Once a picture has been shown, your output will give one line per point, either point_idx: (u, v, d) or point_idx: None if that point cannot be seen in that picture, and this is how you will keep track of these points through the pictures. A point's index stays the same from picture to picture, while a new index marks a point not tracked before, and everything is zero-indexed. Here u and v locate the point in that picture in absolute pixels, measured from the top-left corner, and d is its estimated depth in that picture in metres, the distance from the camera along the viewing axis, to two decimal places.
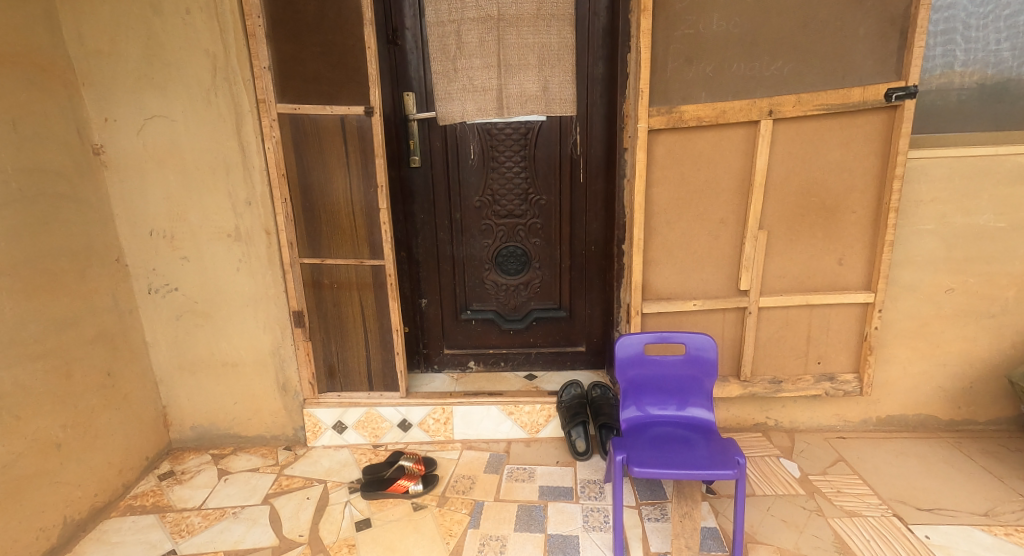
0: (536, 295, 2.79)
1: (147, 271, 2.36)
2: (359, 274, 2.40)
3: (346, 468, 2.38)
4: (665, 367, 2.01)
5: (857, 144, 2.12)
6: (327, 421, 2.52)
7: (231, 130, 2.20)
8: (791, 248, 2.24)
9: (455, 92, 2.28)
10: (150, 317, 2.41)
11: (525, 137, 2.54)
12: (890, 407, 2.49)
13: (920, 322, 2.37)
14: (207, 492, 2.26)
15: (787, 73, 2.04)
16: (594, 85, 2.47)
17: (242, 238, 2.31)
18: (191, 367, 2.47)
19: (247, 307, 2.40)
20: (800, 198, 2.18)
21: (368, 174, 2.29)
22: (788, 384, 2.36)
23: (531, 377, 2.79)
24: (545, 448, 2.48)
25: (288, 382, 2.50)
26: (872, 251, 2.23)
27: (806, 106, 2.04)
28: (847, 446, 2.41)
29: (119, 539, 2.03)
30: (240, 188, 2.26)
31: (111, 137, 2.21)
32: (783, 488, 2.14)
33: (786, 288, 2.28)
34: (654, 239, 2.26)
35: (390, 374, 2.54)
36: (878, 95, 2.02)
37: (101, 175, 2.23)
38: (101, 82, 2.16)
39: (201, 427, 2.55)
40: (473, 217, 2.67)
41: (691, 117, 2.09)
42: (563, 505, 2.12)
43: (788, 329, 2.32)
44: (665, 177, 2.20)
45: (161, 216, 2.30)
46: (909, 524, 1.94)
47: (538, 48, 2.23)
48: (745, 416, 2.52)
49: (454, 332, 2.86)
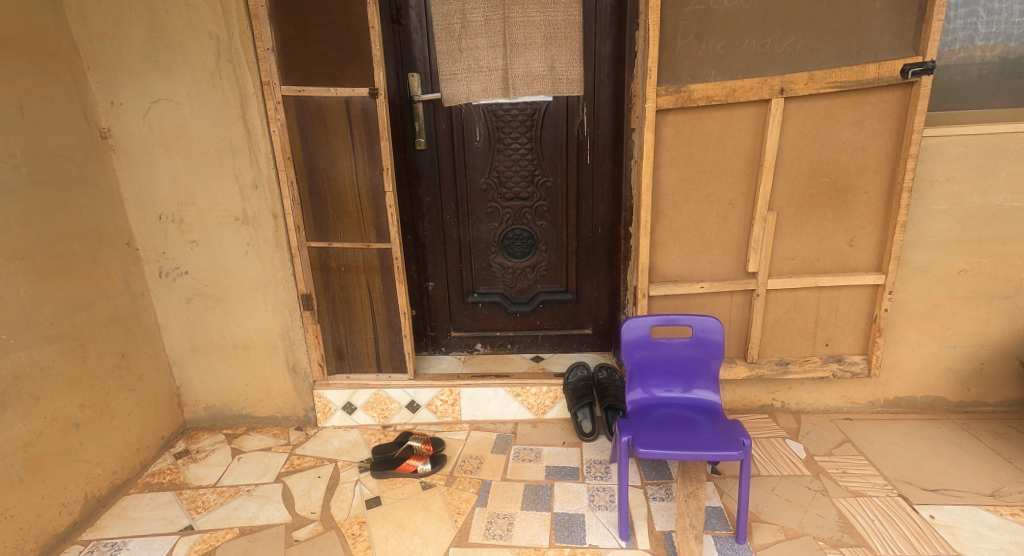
0: (543, 278, 2.79)
1: (157, 255, 2.38)
2: (366, 257, 2.41)
3: (356, 448, 2.43)
4: (671, 350, 2.01)
5: (871, 123, 2.07)
6: (337, 403, 2.57)
7: (236, 112, 2.19)
8: (801, 229, 2.21)
9: (460, 72, 2.26)
10: (161, 300, 2.44)
11: (531, 118, 2.51)
12: (898, 389, 2.48)
13: (931, 304, 2.34)
14: (221, 470, 2.32)
15: (800, 50, 1.99)
16: (601, 64, 2.42)
17: (250, 222, 2.33)
18: (203, 349, 2.51)
19: (256, 291, 2.43)
20: (811, 177, 2.15)
21: (373, 157, 2.29)
22: (795, 365, 2.36)
23: (537, 359, 2.81)
24: (551, 429, 2.52)
25: (297, 364, 2.53)
26: (883, 232, 2.19)
27: (819, 84, 1.99)
28: (853, 427, 2.41)
29: (138, 514, 2.09)
30: (246, 171, 2.26)
31: (118, 121, 2.21)
32: (788, 469, 2.15)
33: (794, 270, 2.26)
34: (661, 221, 2.24)
35: (398, 356, 2.57)
36: (894, 71, 1.96)
37: (109, 160, 2.24)
38: (107, 65, 2.15)
39: (214, 407, 2.61)
40: (479, 199, 2.66)
41: (700, 96, 2.05)
42: (570, 484, 2.15)
43: (796, 311, 2.31)
44: (672, 158, 2.17)
45: (169, 200, 2.31)
46: (914, 504, 1.95)
47: (544, 27, 2.21)
48: (751, 398, 2.52)
49: (460, 315, 2.87)
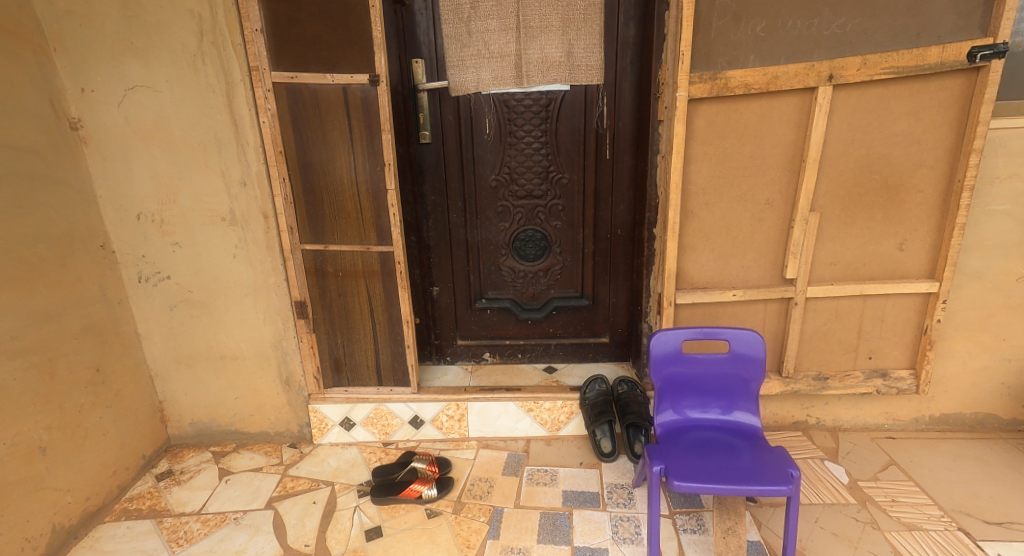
0: (556, 283, 2.58)
1: (136, 258, 2.17)
2: (366, 261, 2.20)
3: (355, 468, 2.23)
4: (707, 366, 1.81)
5: (929, 114, 1.85)
6: (334, 418, 2.37)
7: (222, 101, 1.98)
8: (846, 232, 2.00)
9: (469, 58, 2.06)
10: (141, 308, 2.23)
11: (546, 109, 2.30)
12: (945, 405, 2.27)
13: (985, 313, 2.13)
14: (207, 494, 2.12)
15: (851, 32, 1.77)
16: (624, 49, 2.20)
17: (238, 222, 2.12)
18: (188, 361, 2.30)
19: (246, 297, 2.22)
20: (859, 174, 1.94)
21: (374, 151, 2.08)
22: (834, 381, 2.15)
23: (550, 370, 2.61)
24: (566, 448, 2.32)
25: (291, 376, 2.33)
26: (937, 235, 1.98)
27: (873, 70, 1.78)
28: (897, 447, 2.21)
29: (113, 547, 1.89)
30: (233, 166, 2.05)
31: (90, 111, 2.00)
32: (832, 496, 1.95)
33: (837, 276, 2.05)
34: (690, 223, 2.03)
35: (400, 369, 2.36)
36: (960, 54, 1.75)
37: (80, 154, 2.03)
38: (76, 47, 1.93)
39: (200, 423, 2.40)
40: (489, 198, 2.45)
41: (738, 83, 1.84)
42: (590, 513, 1.95)
43: (837, 321, 2.10)
44: (704, 153, 1.96)
45: (148, 198, 2.09)
46: (977, 541, 1.75)
47: (561, 7, 2.01)
48: (783, 414, 2.32)
49: (467, 322, 2.66)
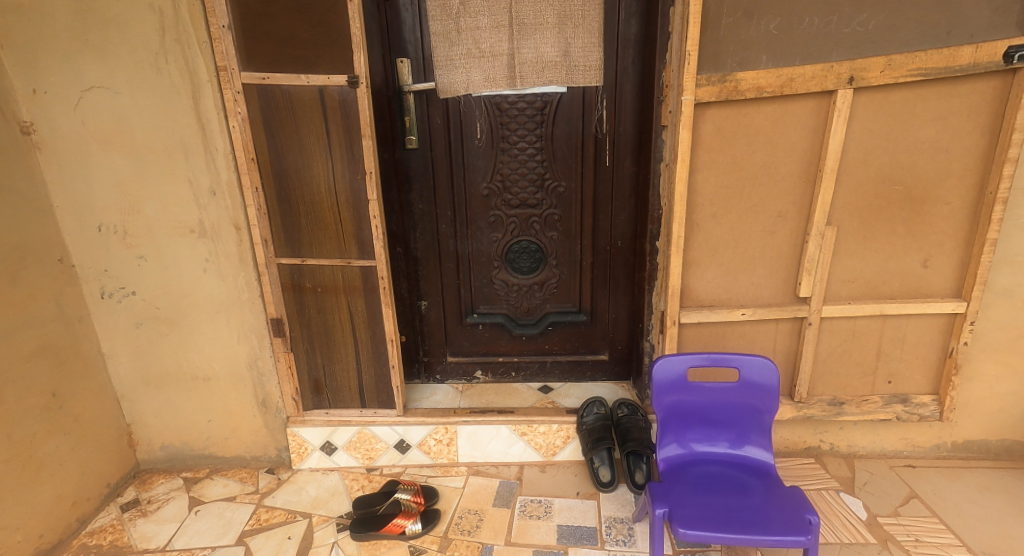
0: (552, 297, 2.43)
1: (98, 272, 2.01)
2: (346, 276, 2.05)
3: (335, 498, 2.07)
4: (716, 395, 1.65)
5: (958, 119, 1.70)
6: (314, 442, 2.21)
7: (188, 104, 1.83)
8: (865, 247, 1.85)
9: (458, 58, 1.90)
10: (105, 325, 2.08)
11: (541, 112, 2.14)
12: (969, 432, 2.12)
13: (1015, 334, 1.97)
14: (174, 527, 1.96)
15: (873, 30, 1.62)
16: (625, 47, 2.04)
17: (208, 234, 1.96)
18: (157, 381, 2.15)
19: (217, 314, 2.07)
20: (881, 185, 1.78)
21: (354, 158, 1.92)
22: (851, 406, 2.00)
23: (546, 390, 2.45)
24: (562, 475, 2.16)
25: (268, 398, 2.18)
26: (965, 251, 1.83)
27: (899, 71, 1.63)
28: (917, 477, 2.05)
29: None
30: (202, 174, 1.90)
31: (44, 113, 1.84)
32: (850, 535, 1.79)
33: (855, 294, 1.90)
34: (696, 236, 1.88)
35: (384, 390, 2.20)
36: (995, 54, 1.60)
37: (34, 160, 1.87)
38: (27, 44, 1.77)
39: (171, 447, 2.25)
40: (480, 207, 2.29)
41: (750, 86, 1.68)
42: (587, 552, 1.79)
43: (855, 342, 1.95)
44: (712, 162, 1.80)
45: (110, 208, 1.94)
46: None
47: (557, 3, 1.85)
48: (795, 440, 2.16)
49: (458, 338, 2.51)
